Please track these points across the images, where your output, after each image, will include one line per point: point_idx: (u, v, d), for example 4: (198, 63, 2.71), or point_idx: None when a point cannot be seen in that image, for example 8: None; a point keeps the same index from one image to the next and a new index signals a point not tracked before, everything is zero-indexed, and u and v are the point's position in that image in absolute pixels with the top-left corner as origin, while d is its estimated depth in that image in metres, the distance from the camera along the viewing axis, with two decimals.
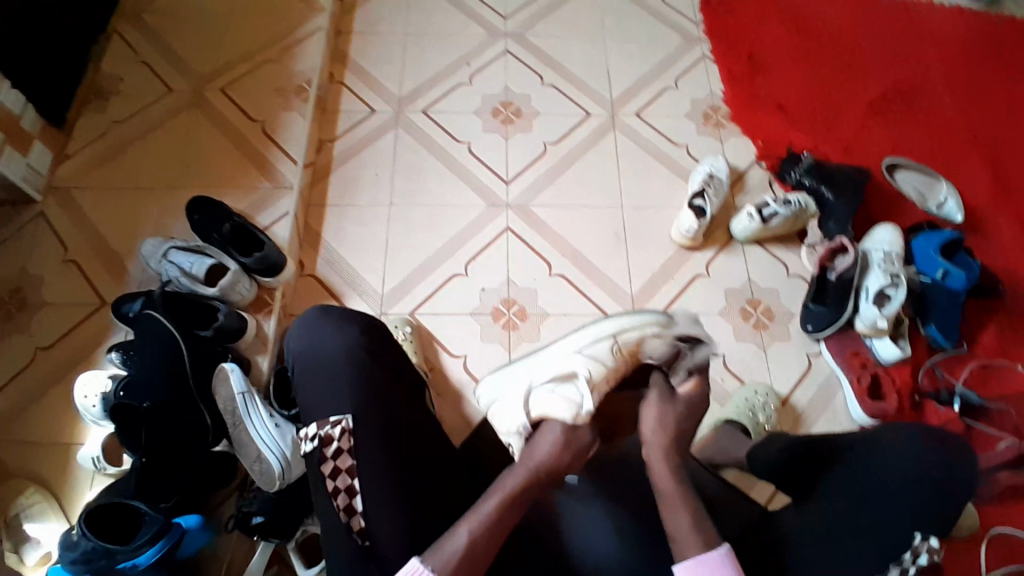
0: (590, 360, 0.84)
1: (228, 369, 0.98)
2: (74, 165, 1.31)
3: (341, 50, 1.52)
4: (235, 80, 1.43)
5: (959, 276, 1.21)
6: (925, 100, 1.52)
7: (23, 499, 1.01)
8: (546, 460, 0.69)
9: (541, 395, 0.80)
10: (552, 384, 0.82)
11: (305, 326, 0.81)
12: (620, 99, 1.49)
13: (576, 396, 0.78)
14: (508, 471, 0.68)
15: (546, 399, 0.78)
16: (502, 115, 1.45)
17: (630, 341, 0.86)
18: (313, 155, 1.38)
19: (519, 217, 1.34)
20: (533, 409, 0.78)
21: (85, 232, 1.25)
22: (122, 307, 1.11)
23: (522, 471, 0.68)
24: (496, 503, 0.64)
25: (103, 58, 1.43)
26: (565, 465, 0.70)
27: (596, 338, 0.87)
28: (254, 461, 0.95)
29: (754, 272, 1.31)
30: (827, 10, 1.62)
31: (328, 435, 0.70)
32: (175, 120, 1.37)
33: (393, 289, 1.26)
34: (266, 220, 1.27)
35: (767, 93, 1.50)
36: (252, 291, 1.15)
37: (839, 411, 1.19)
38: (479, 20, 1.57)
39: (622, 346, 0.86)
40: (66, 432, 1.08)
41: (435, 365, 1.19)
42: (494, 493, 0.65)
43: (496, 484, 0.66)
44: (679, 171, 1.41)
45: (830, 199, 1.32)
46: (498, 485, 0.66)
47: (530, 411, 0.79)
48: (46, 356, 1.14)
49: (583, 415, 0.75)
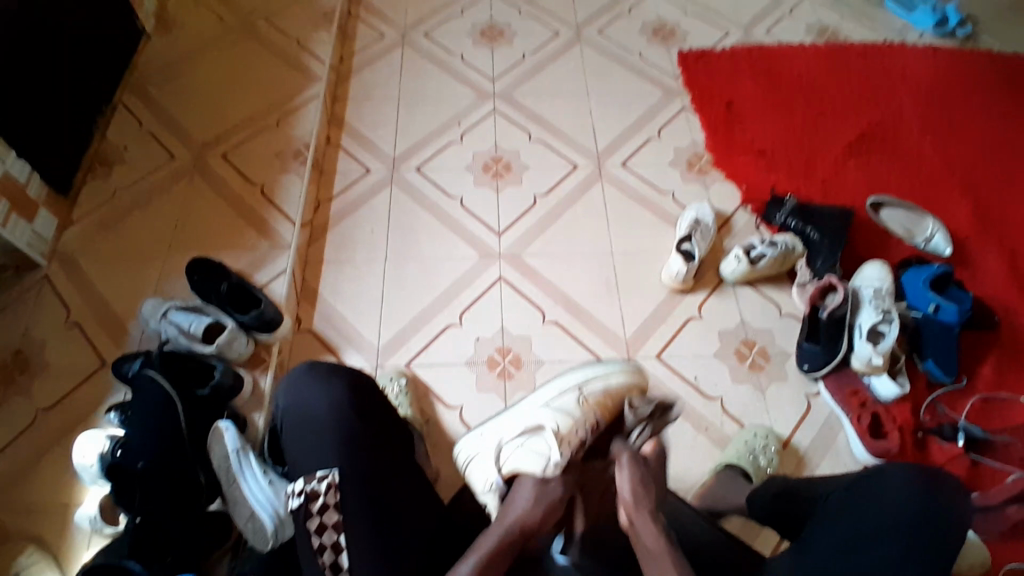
0: (557, 412, 0.87)
1: (223, 427, 1.00)
2: (78, 231, 1.36)
3: (338, 115, 1.60)
4: (236, 145, 1.50)
5: (951, 310, 1.22)
6: (903, 140, 1.56)
7: (22, 558, 0.99)
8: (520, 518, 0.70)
9: (512, 450, 0.83)
10: (521, 438, 0.85)
11: (292, 383, 0.82)
12: (606, 151, 1.54)
13: (544, 449, 0.80)
14: (485, 530, 0.69)
15: (517, 453, 0.82)
16: (493, 170, 1.50)
17: (595, 392, 0.89)
18: (310, 215, 1.42)
19: (511, 266, 1.36)
20: (504, 464, 0.82)
21: (87, 294, 1.28)
22: (122, 366, 1.11)
23: (497, 529, 0.68)
24: (475, 561, 0.64)
25: (110, 129, 1.50)
26: (542, 525, 0.71)
27: (561, 391, 0.91)
28: (247, 519, 0.94)
29: (746, 313, 1.31)
30: (800, 60, 1.70)
31: (314, 490, 0.69)
32: (177, 186, 1.43)
33: (388, 341, 1.27)
34: (264, 277, 1.30)
35: (748, 139, 1.56)
36: (249, 347, 1.18)
37: (840, 450, 1.17)
38: (468, 83, 1.65)
39: (588, 397, 0.89)
40: (62, 494, 1.07)
41: (431, 417, 1.19)
42: (474, 551, 0.65)
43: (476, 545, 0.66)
44: (666, 217, 1.44)
45: (816, 238, 1.35)
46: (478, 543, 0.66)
47: (502, 467, 0.82)
48: (46, 418, 1.14)
49: (551, 468, 0.76)
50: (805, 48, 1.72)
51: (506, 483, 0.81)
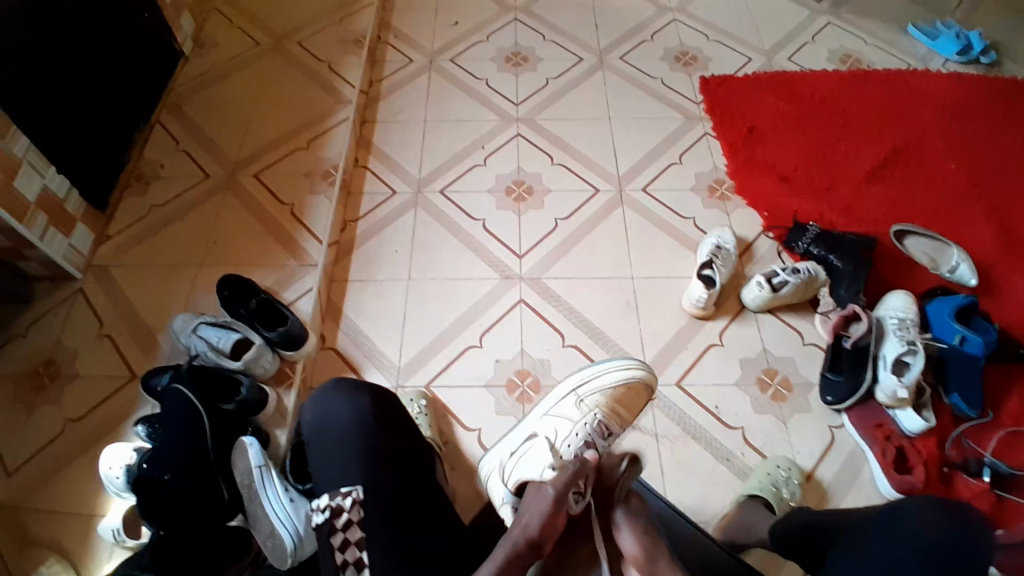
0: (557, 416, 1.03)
1: (246, 443, 1.01)
2: (112, 245, 1.41)
3: (365, 137, 1.64)
4: (267, 165, 1.55)
5: (976, 341, 1.19)
6: (928, 168, 1.55)
7: (43, 568, 1.04)
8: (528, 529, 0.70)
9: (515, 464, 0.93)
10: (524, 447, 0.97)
11: (319, 403, 0.83)
12: (627, 175, 1.56)
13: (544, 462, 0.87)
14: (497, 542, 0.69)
15: (523, 466, 0.90)
16: (514, 193, 1.53)
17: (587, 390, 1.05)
18: (336, 234, 1.45)
19: (532, 289, 1.38)
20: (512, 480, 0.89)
21: (120, 307, 1.32)
22: (152, 380, 1.15)
23: (510, 542, 0.68)
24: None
25: (147, 147, 1.56)
26: (551, 533, 0.71)
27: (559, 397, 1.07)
28: (266, 537, 0.95)
29: (768, 340, 1.31)
30: (824, 87, 1.70)
31: (339, 506, 0.71)
32: (209, 203, 1.47)
33: (409, 360, 1.29)
34: (291, 294, 1.33)
35: (770, 166, 1.56)
36: (275, 364, 1.20)
37: (864, 483, 1.15)
38: (492, 107, 1.69)
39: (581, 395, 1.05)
40: (87, 503, 1.09)
41: (450, 438, 1.20)
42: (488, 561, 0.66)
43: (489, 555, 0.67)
44: (687, 242, 1.45)
45: (839, 266, 1.34)
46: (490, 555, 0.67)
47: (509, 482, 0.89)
48: (74, 429, 1.17)
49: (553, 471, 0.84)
50: (829, 75, 1.73)
51: (514, 493, 0.87)
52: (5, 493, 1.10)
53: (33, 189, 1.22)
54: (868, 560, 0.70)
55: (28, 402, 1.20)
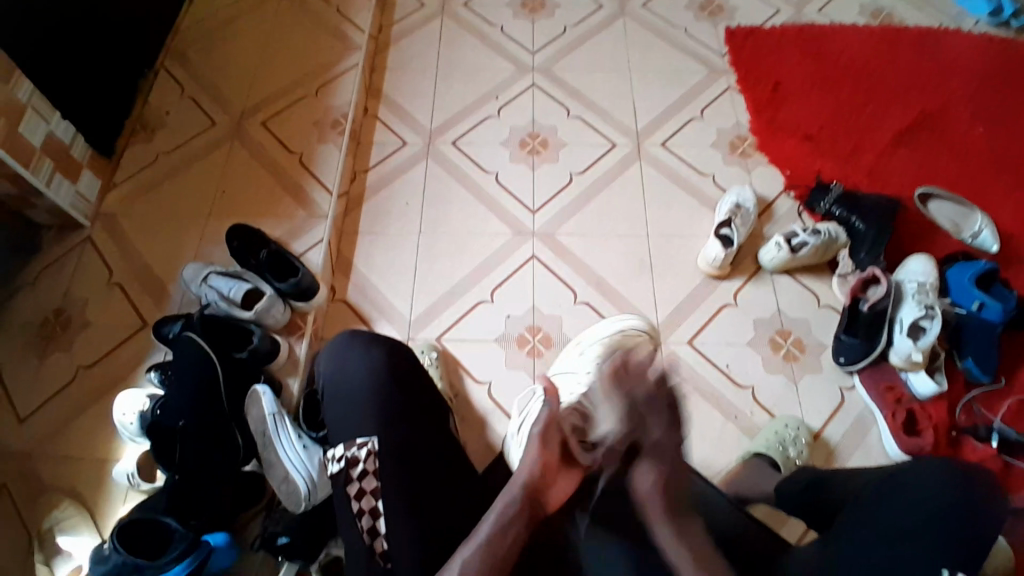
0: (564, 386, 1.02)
1: (260, 392, 1.02)
2: (120, 193, 1.39)
3: (375, 86, 1.59)
4: (275, 113, 1.50)
5: (995, 308, 1.17)
6: (956, 130, 1.49)
7: (57, 512, 1.06)
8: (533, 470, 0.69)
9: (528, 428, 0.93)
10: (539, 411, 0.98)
11: (336, 354, 0.83)
12: (646, 130, 1.51)
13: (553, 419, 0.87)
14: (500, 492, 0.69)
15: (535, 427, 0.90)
16: (529, 146, 1.49)
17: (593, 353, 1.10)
18: (346, 186, 1.43)
19: (545, 245, 1.35)
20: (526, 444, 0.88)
21: (130, 256, 1.31)
22: (163, 328, 1.15)
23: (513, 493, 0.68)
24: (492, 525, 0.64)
25: (153, 93, 1.52)
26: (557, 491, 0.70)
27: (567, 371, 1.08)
28: (280, 481, 0.97)
29: (784, 302, 1.29)
30: (855, 41, 1.63)
31: (354, 456, 0.72)
32: (217, 152, 1.44)
33: (420, 315, 1.28)
34: (301, 246, 1.32)
35: (794, 124, 1.51)
36: (286, 315, 1.19)
37: (872, 446, 1.15)
38: (507, 56, 1.62)
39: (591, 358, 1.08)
40: (99, 448, 1.11)
41: (460, 392, 1.20)
42: (491, 514, 0.66)
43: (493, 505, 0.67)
44: (705, 201, 1.41)
45: (861, 228, 1.31)
46: (496, 503, 0.67)
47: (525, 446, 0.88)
48: (85, 376, 1.18)
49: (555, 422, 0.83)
50: (859, 30, 1.65)
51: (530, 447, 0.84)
52: (20, 440, 1.12)
53: (38, 135, 1.20)
54: (880, 519, 0.69)
55: (41, 349, 1.21)
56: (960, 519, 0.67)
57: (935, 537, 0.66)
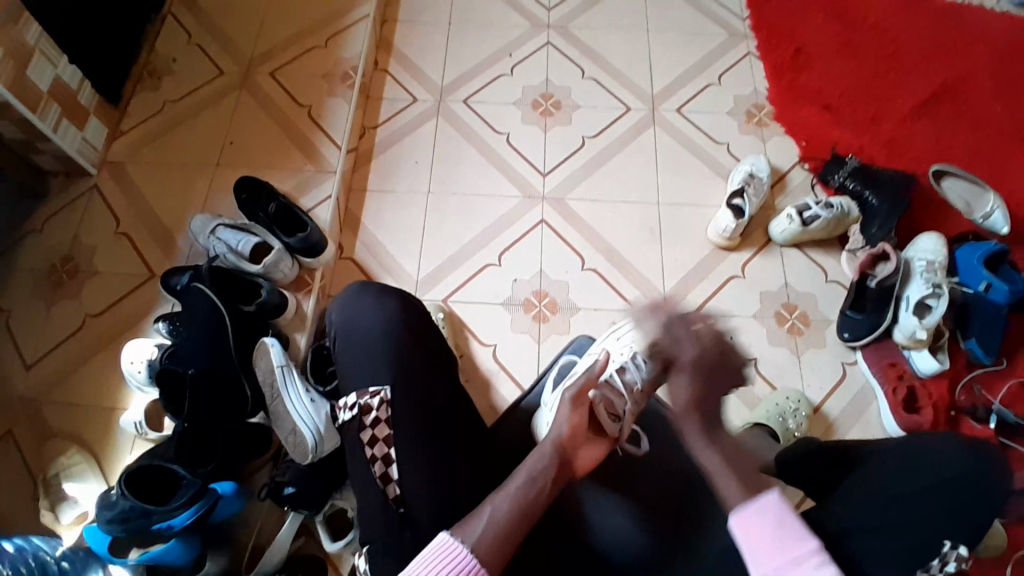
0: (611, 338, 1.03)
1: (269, 344, 1.03)
2: (127, 141, 1.37)
3: (385, 38, 1.55)
4: (284, 64, 1.47)
5: (1001, 290, 1.17)
6: (978, 109, 1.46)
7: (63, 459, 1.08)
8: (561, 432, 0.69)
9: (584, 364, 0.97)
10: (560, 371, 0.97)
11: (345, 304, 0.82)
12: (662, 95, 1.48)
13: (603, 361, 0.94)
14: (531, 453, 0.67)
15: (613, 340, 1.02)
16: (542, 107, 1.46)
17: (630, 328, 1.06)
18: (355, 141, 1.41)
19: (554, 209, 1.34)
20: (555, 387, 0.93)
21: (135, 205, 1.31)
22: (170, 280, 1.16)
23: (543, 454, 0.67)
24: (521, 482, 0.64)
25: (158, 38, 1.48)
26: (580, 462, 0.70)
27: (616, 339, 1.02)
28: (288, 433, 0.98)
29: (792, 275, 1.29)
30: (882, 9, 1.57)
31: (367, 405, 0.72)
32: (225, 101, 1.42)
33: (427, 274, 1.28)
34: (309, 201, 1.30)
35: (815, 94, 1.47)
36: (293, 270, 1.19)
37: (870, 420, 1.17)
38: (523, 12, 1.57)
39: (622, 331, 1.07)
40: (109, 398, 1.13)
41: (466, 351, 1.22)
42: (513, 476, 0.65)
43: (525, 461, 0.67)
44: (718, 169, 1.39)
45: (874, 203, 1.30)
46: (526, 462, 0.66)
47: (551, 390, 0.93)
48: (94, 323, 1.20)
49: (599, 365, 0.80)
50: None
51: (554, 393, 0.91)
52: (29, 385, 1.14)
53: (46, 79, 1.18)
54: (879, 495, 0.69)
55: (47, 296, 1.22)
56: (973, 493, 0.67)
57: (941, 508, 0.66)
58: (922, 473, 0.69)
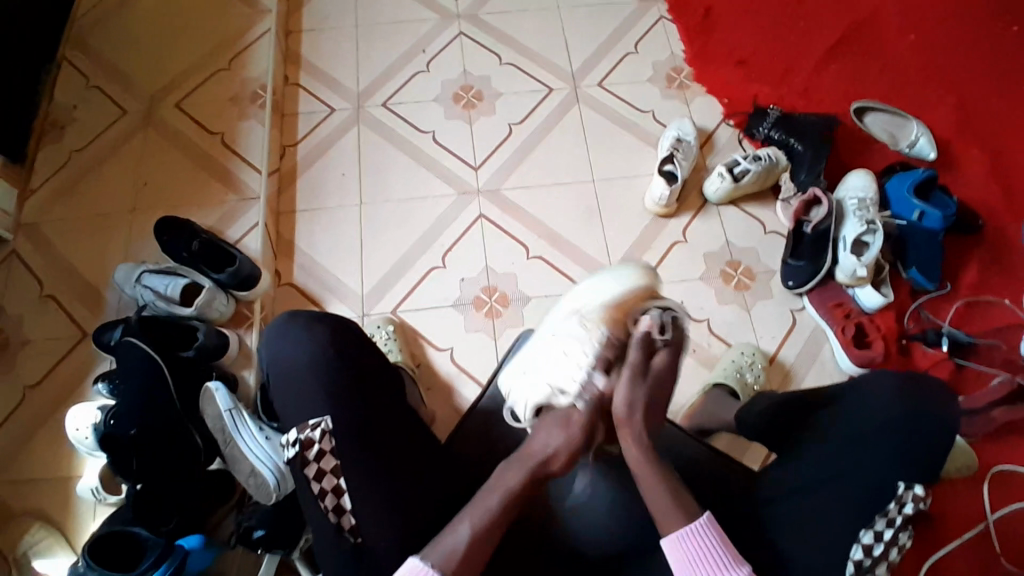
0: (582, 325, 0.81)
1: (212, 389, 0.98)
2: (38, 201, 1.29)
3: (293, 50, 1.49)
4: (188, 93, 1.40)
5: (934, 216, 1.21)
6: (888, 43, 1.49)
7: (28, 537, 1.01)
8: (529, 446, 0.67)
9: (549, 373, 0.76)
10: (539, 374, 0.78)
11: (273, 337, 0.79)
12: (582, 71, 1.46)
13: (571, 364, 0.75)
14: (504, 462, 0.67)
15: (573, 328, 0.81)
16: (463, 100, 1.43)
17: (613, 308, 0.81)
18: (276, 161, 1.35)
19: (490, 202, 1.32)
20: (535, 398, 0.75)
21: (55, 263, 1.23)
22: (102, 336, 1.10)
23: (516, 464, 0.66)
24: (494, 495, 0.64)
25: (57, 87, 1.39)
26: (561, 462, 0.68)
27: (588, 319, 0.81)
28: (248, 475, 0.94)
29: (730, 233, 1.30)
30: None
31: (308, 439, 0.69)
32: (132, 143, 1.34)
33: (372, 288, 1.25)
34: (235, 232, 1.26)
35: (730, 50, 1.48)
36: (230, 306, 1.15)
37: (825, 360, 1.20)
38: (431, 6, 1.54)
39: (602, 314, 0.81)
40: (59, 467, 1.07)
41: (422, 359, 1.19)
42: (494, 487, 0.65)
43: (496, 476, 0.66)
44: (647, 139, 1.39)
45: (800, 150, 1.32)
46: (495, 476, 0.66)
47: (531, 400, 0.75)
48: (34, 395, 1.13)
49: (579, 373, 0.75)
50: None
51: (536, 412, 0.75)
52: None
53: None
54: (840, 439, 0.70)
55: None
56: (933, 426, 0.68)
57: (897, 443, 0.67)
58: (880, 416, 0.69)
